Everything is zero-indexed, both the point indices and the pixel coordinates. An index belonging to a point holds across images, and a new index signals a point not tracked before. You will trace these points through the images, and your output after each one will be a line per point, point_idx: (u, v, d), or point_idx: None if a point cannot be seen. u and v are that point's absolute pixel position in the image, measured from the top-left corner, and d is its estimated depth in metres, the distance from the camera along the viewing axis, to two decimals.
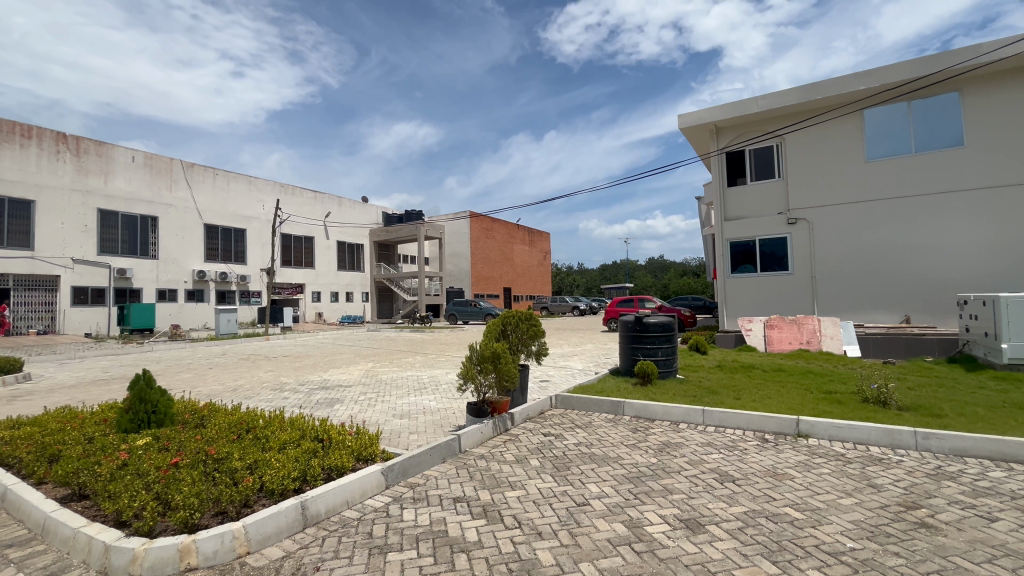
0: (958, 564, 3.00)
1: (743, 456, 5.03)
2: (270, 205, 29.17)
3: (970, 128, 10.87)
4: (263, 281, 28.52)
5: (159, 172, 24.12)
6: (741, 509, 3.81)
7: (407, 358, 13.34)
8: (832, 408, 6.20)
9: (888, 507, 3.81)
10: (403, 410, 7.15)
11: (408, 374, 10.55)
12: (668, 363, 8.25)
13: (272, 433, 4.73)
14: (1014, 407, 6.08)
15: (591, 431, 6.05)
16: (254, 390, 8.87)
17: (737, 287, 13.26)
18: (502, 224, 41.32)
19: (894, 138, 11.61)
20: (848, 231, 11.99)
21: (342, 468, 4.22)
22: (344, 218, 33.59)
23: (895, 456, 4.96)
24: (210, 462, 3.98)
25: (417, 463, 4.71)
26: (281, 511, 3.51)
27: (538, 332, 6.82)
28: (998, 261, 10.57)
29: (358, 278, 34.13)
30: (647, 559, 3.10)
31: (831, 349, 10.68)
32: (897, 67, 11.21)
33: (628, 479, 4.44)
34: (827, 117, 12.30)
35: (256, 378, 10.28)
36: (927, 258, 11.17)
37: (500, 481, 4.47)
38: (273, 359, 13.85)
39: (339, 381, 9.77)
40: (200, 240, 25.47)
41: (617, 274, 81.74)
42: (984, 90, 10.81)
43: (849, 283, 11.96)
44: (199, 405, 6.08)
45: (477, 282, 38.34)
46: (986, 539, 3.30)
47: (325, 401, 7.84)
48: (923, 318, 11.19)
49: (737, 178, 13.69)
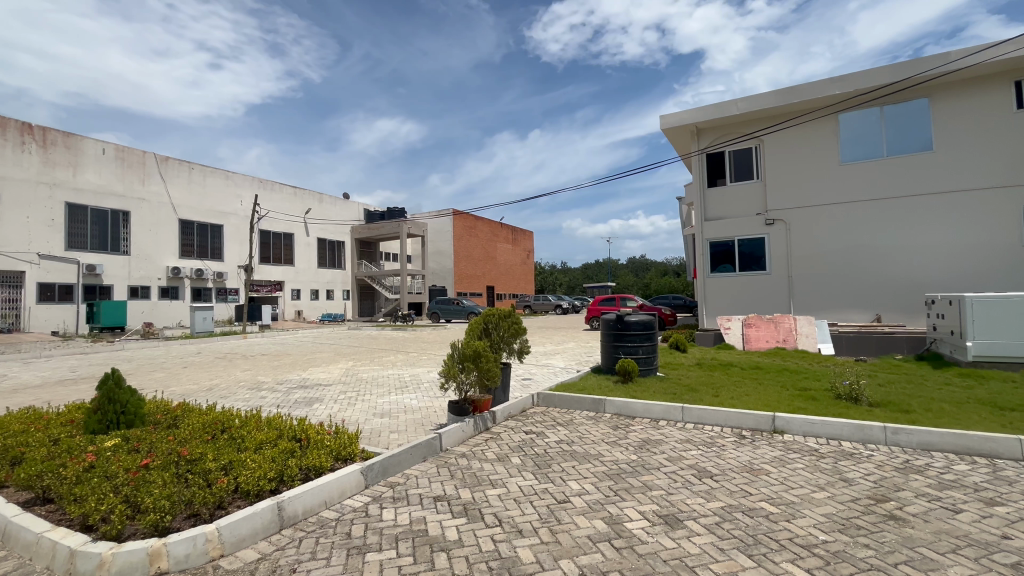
0: (924, 555, 3.10)
1: (722, 452, 5.11)
2: (248, 201, 28.53)
3: (939, 133, 11.25)
4: (241, 278, 27.91)
5: (131, 165, 23.38)
6: (719, 505, 3.86)
7: (388, 357, 13.23)
8: (808, 405, 6.34)
9: (859, 500, 3.91)
10: (384, 409, 7.08)
11: (389, 372, 10.48)
12: (649, 360, 8.34)
13: (248, 433, 4.62)
14: (979, 403, 6.29)
15: (573, 428, 6.08)
16: (231, 389, 8.66)
17: (716, 286, 13.46)
18: (485, 223, 41.17)
19: (868, 142, 11.94)
20: (824, 232, 12.28)
21: (320, 468, 4.16)
22: (325, 215, 33.11)
23: (866, 451, 5.10)
24: (184, 463, 3.88)
25: (397, 462, 4.67)
26: (256, 512, 3.44)
27: (520, 330, 6.85)
28: (963, 261, 10.97)
29: (339, 276, 33.69)
30: (626, 555, 3.12)
31: (806, 347, 10.95)
32: (870, 73, 11.53)
33: (608, 476, 4.48)
34: (804, 120, 12.58)
35: (233, 378, 10.06)
36: (896, 259, 11.54)
37: (481, 479, 4.46)
38: (250, 358, 13.58)
39: (319, 380, 9.63)
40: (175, 236, 24.80)
41: (599, 273, 82.37)
42: (953, 96, 11.18)
43: (823, 283, 12.26)
44: (172, 405, 5.92)
45: (460, 281, 38.20)
46: (951, 530, 3.42)
47: (304, 400, 7.71)
48: (893, 316, 11.55)
49: (717, 179, 13.89)
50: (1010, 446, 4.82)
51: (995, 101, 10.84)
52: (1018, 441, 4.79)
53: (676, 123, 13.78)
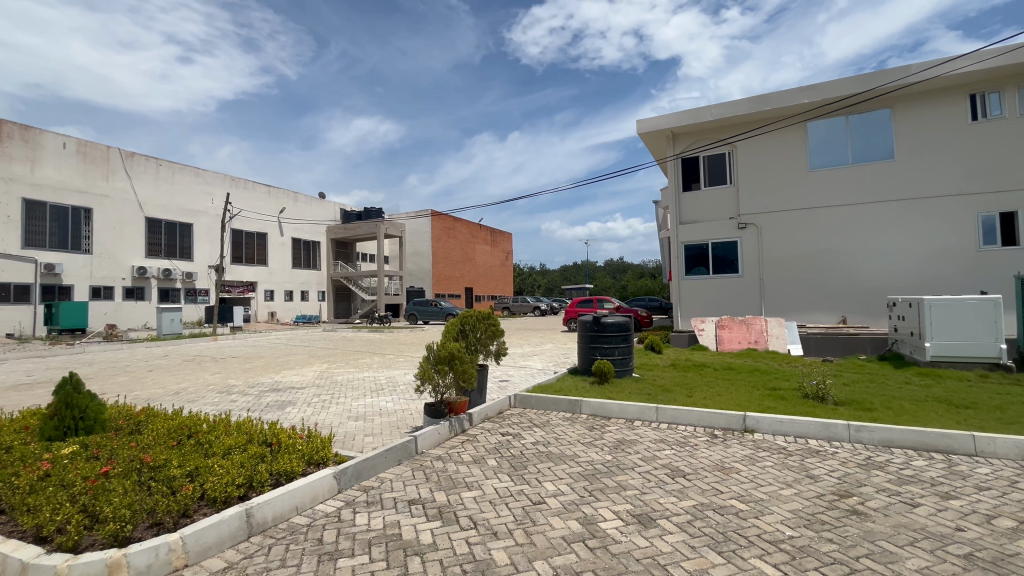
0: (883, 548, 3.22)
1: (694, 451, 5.21)
2: (219, 199, 27.75)
3: (900, 142, 11.75)
4: (211, 279, 27.11)
5: (94, 160, 22.48)
6: (691, 503, 3.94)
7: (364, 359, 13.04)
8: (777, 405, 6.51)
9: (824, 496, 4.04)
10: (359, 412, 6.97)
11: (365, 375, 10.32)
12: (624, 361, 8.44)
13: (216, 438, 4.50)
14: (936, 400, 6.58)
15: (549, 429, 6.10)
16: (199, 393, 8.41)
17: (690, 288, 13.72)
18: (463, 224, 41.02)
19: (835, 150, 12.38)
20: (793, 236, 12.65)
21: (292, 473, 4.07)
22: (300, 214, 32.47)
23: (831, 448, 5.27)
24: (147, 470, 3.75)
25: (371, 465, 4.61)
26: (223, 520, 3.34)
27: (497, 332, 6.84)
28: (922, 266, 11.46)
29: (314, 277, 33.06)
30: (600, 555, 3.15)
31: (776, 348, 11.26)
32: (837, 83, 11.97)
33: (584, 477, 4.51)
34: (775, 128, 12.95)
35: (202, 381, 9.77)
36: (860, 262, 11.99)
37: (457, 482, 4.44)
38: (220, 360, 13.20)
39: (292, 383, 9.44)
40: (140, 235, 23.93)
41: (577, 275, 83.04)
42: (913, 107, 11.68)
43: (792, 286, 12.62)
44: (135, 410, 5.71)
45: (438, 282, 37.95)
46: (909, 523, 3.56)
47: (277, 404, 7.55)
48: (857, 318, 11.98)
49: (692, 183, 14.17)
50: (964, 442, 5.05)
51: (953, 113, 11.34)
52: (972, 437, 5.02)
53: (652, 128, 14.00)
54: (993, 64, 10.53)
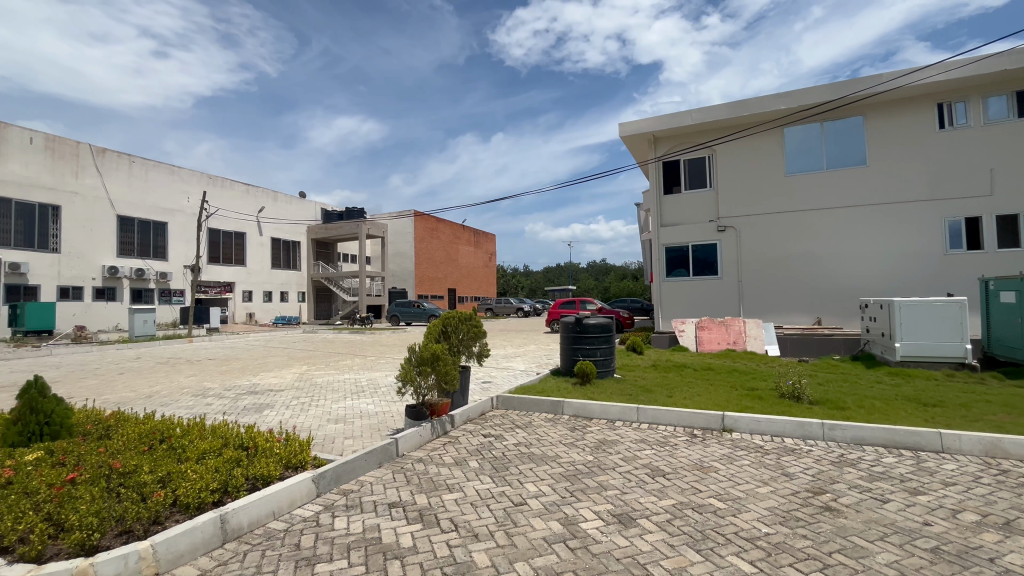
0: (855, 543, 3.31)
1: (674, 451, 5.26)
2: (195, 197, 27.09)
3: (871, 148, 12.12)
4: (186, 279, 26.45)
5: (63, 156, 21.75)
6: (670, 502, 3.99)
7: (344, 361, 12.86)
8: (754, 404, 6.63)
9: (798, 493, 4.13)
10: (338, 415, 6.86)
11: (345, 377, 10.18)
12: (606, 362, 8.50)
13: (190, 442, 4.38)
14: (905, 399, 6.79)
15: (531, 430, 6.11)
16: (173, 396, 8.17)
17: (672, 290, 13.90)
18: (446, 225, 40.87)
19: (810, 155, 12.70)
20: (770, 239, 12.93)
21: (269, 478, 3.99)
22: (280, 214, 31.91)
23: (806, 447, 5.40)
24: (116, 476, 3.63)
25: (351, 468, 4.55)
26: (196, 526, 3.25)
27: (479, 333, 6.82)
28: (893, 268, 11.82)
29: (294, 277, 32.52)
30: (580, 555, 3.17)
31: (754, 348, 11.48)
32: (812, 90, 12.29)
33: (565, 478, 4.52)
34: (753, 133, 13.22)
35: (175, 384, 9.50)
36: (834, 265, 12.31)
37: (438, 484, 4.41)
38: (195, 363, 12.88)
39: (270, 385, 9.26)
40: (112, 233, 23.22)
41: (560, 277, 83.43)
42: (883, 115, 12.06)
43: (770, 288, 12.88)
44: (104, 414, 5.52)
45: (421, 283, 37.72)
46: (879, 519, 3.66)
47: (254, 407, 7.39)
48: (832, 319, 12.29)
49: (672, 187, 14.35)
50: (931, 439, 5.22)
51: (921, 121, 11.75)
52: (938, 434, 5.19)
53: (634, 131, 14.14)
54: (959, 74, 10.94)
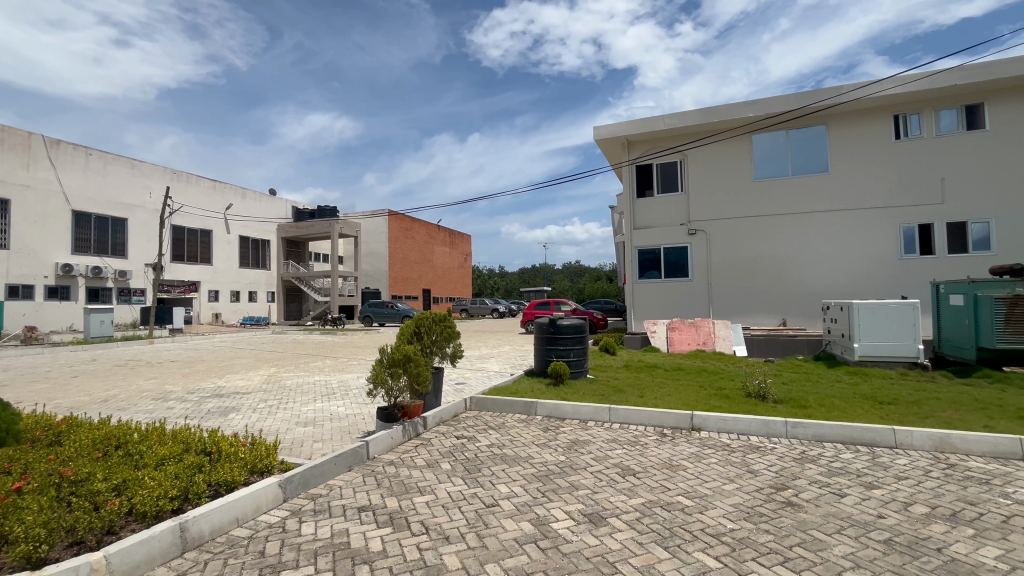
0: (814, 536, 3.43)
1: (644, 450, 5.35)
2: (158, 193, 26.06)
3: (833, 156, 12.62)
4: (148, 278, 25.41)
5: (13, 147, 20.60)
6: (640, 501, 4.05)
7: (315, 362, 12.60)
8: (722, 404, 6.80)
9: (762, 490, 4.26)
10: (308, 418, 6.72)
11: (315, 379, 9.97)
12: (579, 363, 8.58)
13: (148, 448, 4.20)
14: (863, 397, 7.08)
15: (505, 432, 6.11)
16: (131, 400, 7.83)
17: (644, 291, 14.13)
18: (421, 225, 40.51)
19: (775, 162, 13.15)
20: (738, 242, 13.30)
21: (232, 483, 3.86)
22: (248, 211, 31.00)
23: (770, 444, 5.57)
24: (67, 485, 3.45)
25: (319, 472, 4.46)
26: (154, 535, 3.13)
27: (453, 334, 6.79)
28: (852, 271, 12.33)
29: (263, 276, 31.66)
30: (551, 555, 3.18)
31: (722, 349, 11.79)
32: (778, 99, 12.71)
33: (537, 478, 4.54)
34: (722, 139, 13.58)
35: (135, 387, 9.12)
36: (799, 268, 12.75)
37: (409, 487, 4.36)
38: (156, 365, 12.38)
39: (236, 389, 8.97)
40: (67, 229, 22.11)
41: (535, 278, 83.85)
42: (844, 124, 12.58)
43: (738, 290, 13.25)
44: (56, 420, 5.25)
45: (395, 283, 37.27)
46: (837, 512, 3.81)
47: (219, 410, 7.16)
48: (796, 320, 12.74)
49: (645, 190, 14.60)
50: (885, 435, 5.47)
51: (878, 131, 12.30)
52: (892, 430, 5.45)
53: (608, 134, 14.32)
54: (913, 87, 11.50)
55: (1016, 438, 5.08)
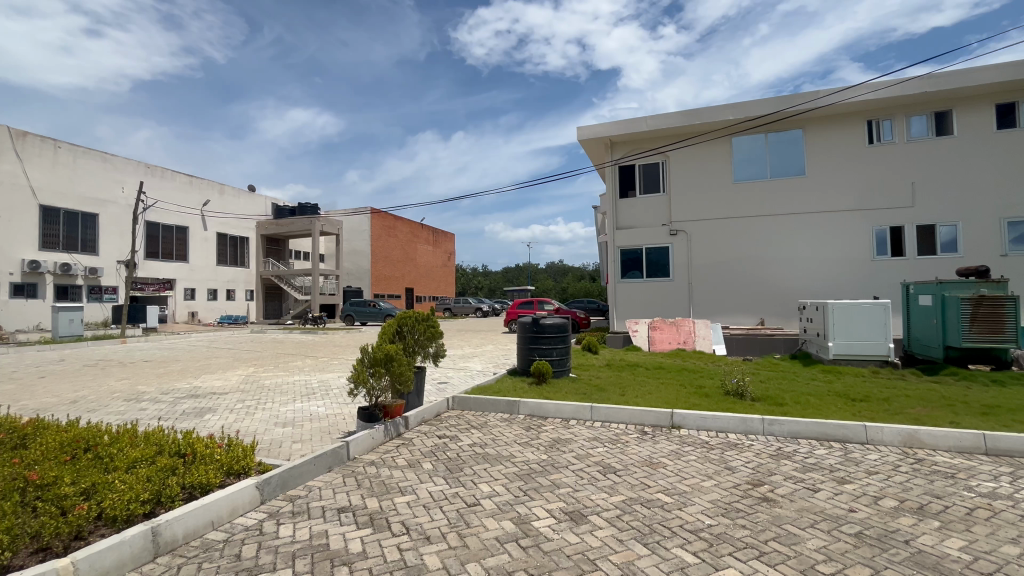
0: (788, 530, 3.51)
1: (625, 448, 5.41)
2: (131, 188, 25.31)
3: (810, 159, 12.92)
4: (120, 275, 24.69)
5: None
6: (621, 498, 4.09)
7: (294, 362, 12.40)
8: (701, 402, 6.91)
9: (739, 486, 4.35)
10: (287, 418, 6.62)
11: (295, 378, 9.81)
12: (562, 362, 8.62)
13: (119, 451, 4.07)
14: (837, 395, 7.26)
15: (487, 431, 6.11)
16: (102, 402, 7.60)
17: (626, 291, 14.26)
18: (404, 223, 40.18)
19: (754, 165, 13.40)
20: (718, 243, 13.51)
21: (207, 486, 3.78)
22: (226, 208, 30.33)
23: (747, 441, 5.68)
24: (32, 489, 3.33)
25: (298, 473, 4.39)
26: (125, 540, 3.04)
27: (436, 334, 6.76)
28: (828, 272, 12.65)
29: (242, 274, 31.04)
30: (532, 553, 3.19)
31: (702, 348, 11.97)
32: (757, 103, 12.95)
33: (518, 477, 4.55)
34: (703, 141, 13.78)
35: (106, 388, 8.86)
36: (776, 268, 13.03)
37: (390, 487, 4.33)
38: (129, 365, 12.04)
39: (213, 389, 8.77)
40: (34, 224, 21.34)
41: (519, 277, 84.00)
42: (820, 129, 12.89)
43: (718, 290, 13.46)
44: (21, 422, 5.06)
45: (377, 282, 36.92)
46: (810, 507, 3.91)
47: (194, 411, 6.99)
48: (773, 320, 13.01)
49: (628, 191, 14.72)
50: (857, 432, 5.63)
51: (853, 135, 12.63)
52: (864, 427, 5.60)
53: (592, 135, 14.40)
54: (885, 94, 11.85)
55: (979, 433, 5.28)
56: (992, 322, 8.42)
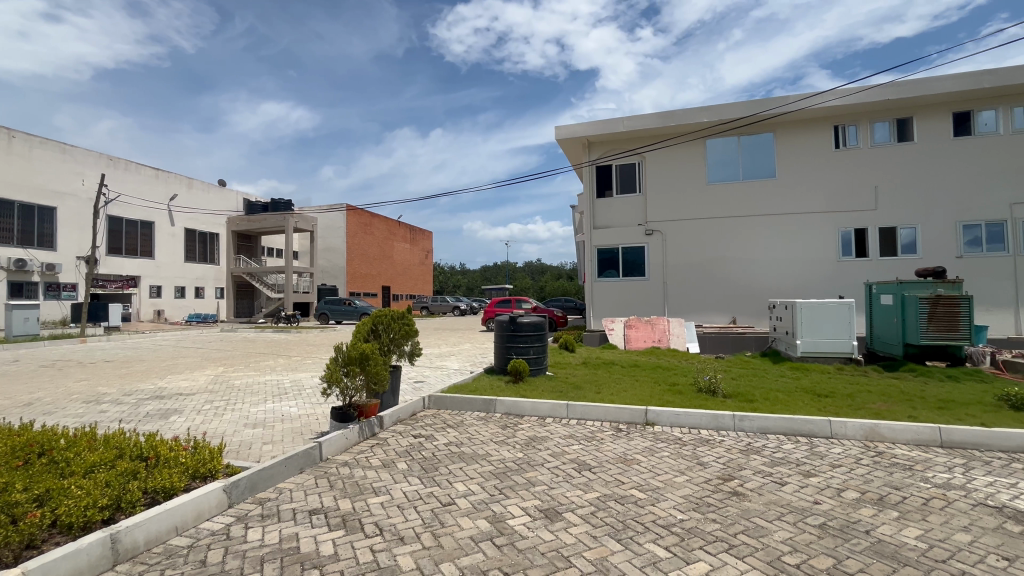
0: (757, 523, 3.61)
1: (600, 445, 5.46)
2: (92, 181, 24.26)
3: (780, 162, 13.29)
4: (80, 272, 23.65)
5: None
6: (596, 495, 4.13)
7: (266, 361, 12.10)
8: (675, 399, 7.03)
9: (710, 481, 4.44)
10: (257, 419, 6.44)
11: (266, 378, 9.56)
12: (539, 360, 8.64)
13: (76, 455, 3.90)
14: (805, 391, 7.49)
15: (463, 430, 6.08)
16: (59, 404, 7.26)
17: (603, 290, 14.40)
18: (381, 220, 39.66)
19: (727, 167, 13.71)
20: (692, 243, 13.77)
21: (170, 490, 3.65)
22: (195, 202, 29.36)
23: (718, 437, 5.81)
24: None
25: (268, 475, 4.28)
26: (82, 548, 2.90)
27: (411, 332, 6.70)
28: (796, 272, 13.03)
29: (211, 271, 30.12)
30: (507, 552, 3.19)
31: (676, 345, 12.18)
32: (730, 106, 13.24)
33: (494, 476, 4.54)
34: (678, 142, 14.01)
35: (64, 389, 8.48)
36: (747, 268, 13.36)
37: (363, 488, 4.26)
38: (89, 365, 11.55)
39: (179, 390, 8.48)
40: None
41: (497, 275, 83.93)
42: (790, 133, 13.26)
43: (692, 289, 13.72)
44: None
45: (353, 280, 36.34)
46: (778, 500, 4.02)
47: (159, 413, 6.75)
48: (744, 318, 13.35)
49: (605, 190, 14.85)
50: (822, 426, 5.82)
51: (821, 140, 13.05)
52: (828, 421, 5.80)
53: (569, 135, 14.48)
54: (851, 100, 12.27)
55: (936, 427, 5.52)
56: (948, 321, 8.81)
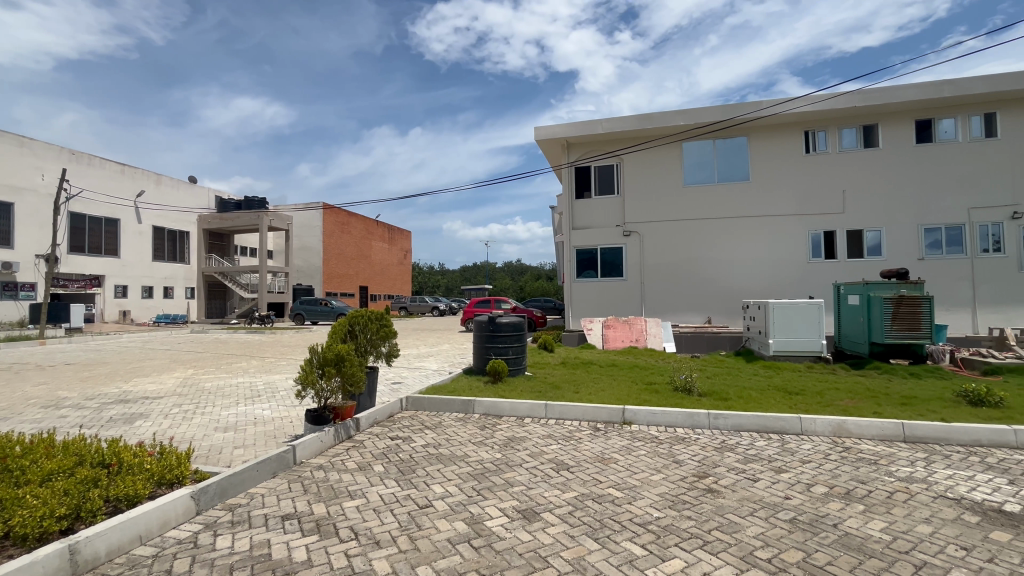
0: (730, 519, 3.68)
1: (578, 445, 5.49)
2: (53, 176, 23.23)
3: (753, 166, 13.61)
4: (39, 270, 22.60)
5: None
6: (573, 494, 4.15)
7: (238, 363, 11.79)
8: (652, 398, 7.12)
9: (686, 478, 4.51)
10: (228, 422, 6.26)
11: (238, 380, 9.31)
12: (517, 360, 8.64)
13: (31, 462, 3.71)
14: (777, 389, 7.67)
15: (441, 431, 6.03)
16: (15, 409, 6.91)
17: (582, 290, 14.50)
18: (358, 219, 39.10)
19: (702, 169, 13.97)
20: (668, 244, 13.99)
21: (134, 498, 3.51)
22: (164, 199, 28.42)
23: (694, 435, 5.91)
24: None
25: (239, 481, 4.16)
26: (38, 559, 2.76)
27: (388, 334, 6.61)
28: (768, 273, 13.36)
29: (181, 271, 29.20)
30: (484, 553, 3.17)
31: (653, 345, 12.35)
32: (705, 110, 13.49)
33: (472, 477, 4.52)
34: (655, 145, 14.21)
35: (21, 394, 8.09)
36: (722, 269, 13.63)
37: (338, 491, 4.18)
38: (50, 368, 11.07)
39: (146, 393, 8.18)
40: None
41: (477, 276, 83.72)
42: (763, 137, 13.60)
43: (669, 289, 13.93)
44: None
45: (329, 280, 35.74)
46: (751, 496, 4.11)
47: (123, 417, 6.49)
48: (719, 318, 13.63)
49: (584, 191, 14.96)
50: (793, 423, 5.98)
51: (792, 145, 13.40)
52: (799, 418, 5.96)
53: (549, 135, 14.54)
54: (821, 107, 12.64)
55: (899, 422, 5.74)
56: (911, 320, 9.15)
